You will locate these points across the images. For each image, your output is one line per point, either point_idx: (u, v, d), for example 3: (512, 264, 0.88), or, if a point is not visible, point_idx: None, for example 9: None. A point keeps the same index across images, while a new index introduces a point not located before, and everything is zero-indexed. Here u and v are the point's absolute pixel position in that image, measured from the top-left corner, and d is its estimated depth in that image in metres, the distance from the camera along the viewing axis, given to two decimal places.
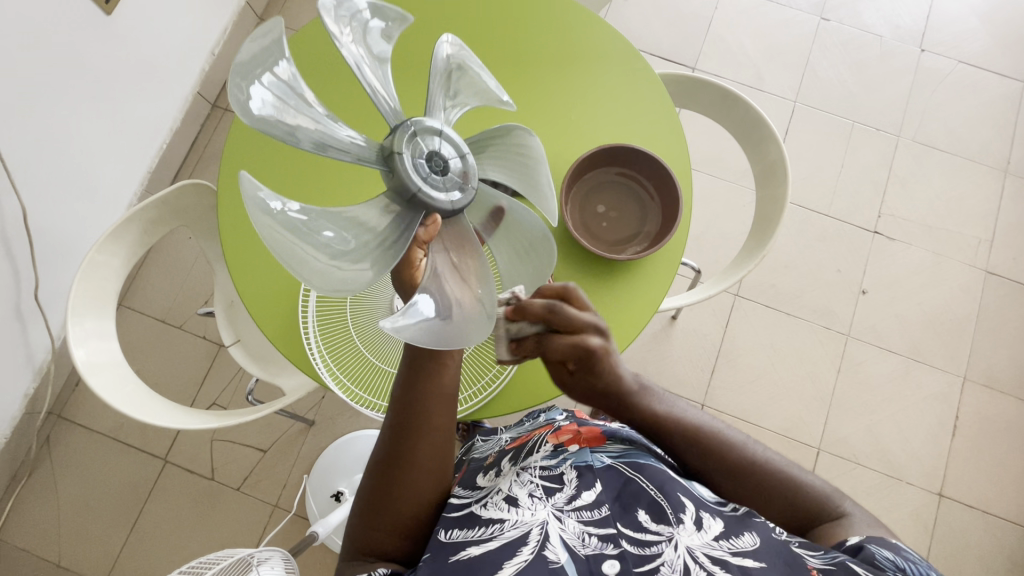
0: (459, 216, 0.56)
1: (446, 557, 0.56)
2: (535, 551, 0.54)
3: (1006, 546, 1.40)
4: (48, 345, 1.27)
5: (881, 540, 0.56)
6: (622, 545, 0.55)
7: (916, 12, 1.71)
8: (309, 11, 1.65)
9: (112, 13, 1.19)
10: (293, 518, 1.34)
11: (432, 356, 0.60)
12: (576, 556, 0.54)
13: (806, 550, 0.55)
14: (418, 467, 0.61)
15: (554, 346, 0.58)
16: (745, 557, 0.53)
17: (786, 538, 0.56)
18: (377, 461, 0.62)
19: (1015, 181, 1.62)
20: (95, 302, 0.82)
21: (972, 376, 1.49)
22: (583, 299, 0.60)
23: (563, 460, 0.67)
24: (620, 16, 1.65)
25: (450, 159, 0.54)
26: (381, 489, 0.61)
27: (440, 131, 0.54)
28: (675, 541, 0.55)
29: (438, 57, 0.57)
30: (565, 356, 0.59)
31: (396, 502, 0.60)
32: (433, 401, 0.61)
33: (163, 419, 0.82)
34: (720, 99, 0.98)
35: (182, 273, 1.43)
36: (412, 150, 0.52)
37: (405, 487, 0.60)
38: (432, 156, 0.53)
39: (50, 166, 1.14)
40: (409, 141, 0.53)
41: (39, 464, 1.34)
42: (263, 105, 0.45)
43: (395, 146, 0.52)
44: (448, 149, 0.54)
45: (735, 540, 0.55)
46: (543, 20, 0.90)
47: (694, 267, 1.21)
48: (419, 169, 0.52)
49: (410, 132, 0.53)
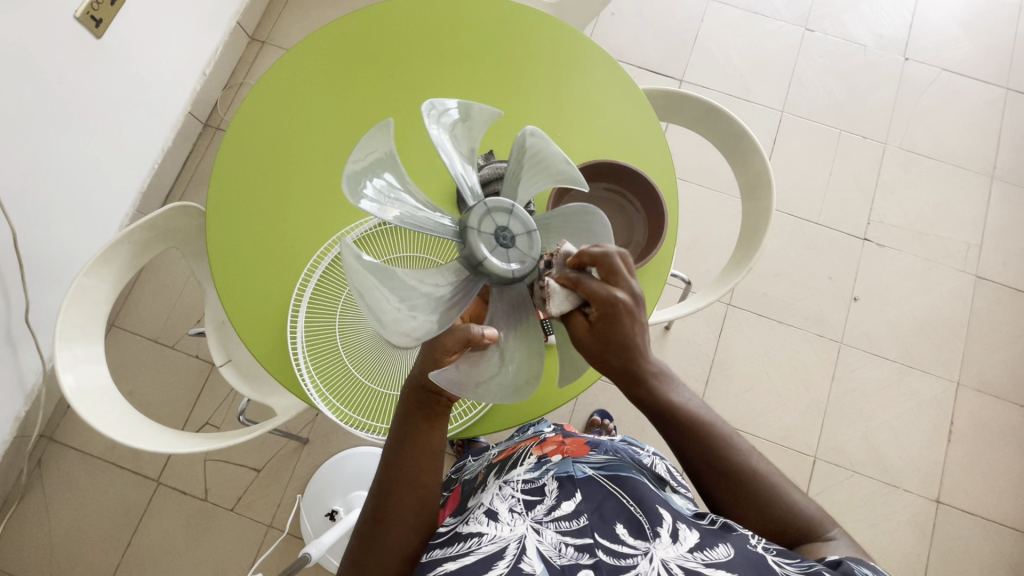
0: (477, 280, 0.57)
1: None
2: (511, 564, 0.53)
3: (1004, 551, 1.39)
4: (38, 368, 1.27)
5: (860, 561, 0.56)
6: (598, 554, 0.54)
7: (899, 22, 1.74)
8: (300, 30, 1.67)
9: (102, 37, 1.20)
10: (287, 538, 1.33)
11: (424, 417, 0.60)
12: (551, 566, 0.53)
13: (782, 561, 0.54)
14: (402, 523, 0.60)
15: (586, 288, 0.55)
16: (718, 568, 0.51)
17: (762, 551, 0.55)
18: (365, 516, 0.61)
19: (1002, 186, 1.63)
20: (83, 327, 0.82)
21: (965, 381, 1.49)
22: (625, 262, 0.57)
23: (544, 472, 0.68)
24: (608, 31, 1.67)
25: (517, 245, 0.56)
26: (367, 544, 0.60)
27: (531, 231, 0.56)
28: (650, 555, 0.54)
29: (586, 211, 0.59)
30: (595, 297, 0.55)
31: (380, 556, 0.59)
32: (419, 459, 0.60)
33: (152, 443, 0.81)
34: (704, 113, 0.99)
35: (174, 294, 1.43)
36: (493, 212, 0.56)
37: (393, 541, 0.60)
38: (501, 232, 0.56)
39: (42, 188, 1.15)
40: (506, 217, 0.56)
41: (30, 487, 1.33)
42: (437, 112, 0.58)
43: (489, 202, 0.57)
44: (523, 243, 0.56)
45: (710, 552, 0.54)
46: (524, 37, 0.91)
47: (685, 278, 1.19)
48: (485, 229, 0.56)
49: (508, 209, 0.57)
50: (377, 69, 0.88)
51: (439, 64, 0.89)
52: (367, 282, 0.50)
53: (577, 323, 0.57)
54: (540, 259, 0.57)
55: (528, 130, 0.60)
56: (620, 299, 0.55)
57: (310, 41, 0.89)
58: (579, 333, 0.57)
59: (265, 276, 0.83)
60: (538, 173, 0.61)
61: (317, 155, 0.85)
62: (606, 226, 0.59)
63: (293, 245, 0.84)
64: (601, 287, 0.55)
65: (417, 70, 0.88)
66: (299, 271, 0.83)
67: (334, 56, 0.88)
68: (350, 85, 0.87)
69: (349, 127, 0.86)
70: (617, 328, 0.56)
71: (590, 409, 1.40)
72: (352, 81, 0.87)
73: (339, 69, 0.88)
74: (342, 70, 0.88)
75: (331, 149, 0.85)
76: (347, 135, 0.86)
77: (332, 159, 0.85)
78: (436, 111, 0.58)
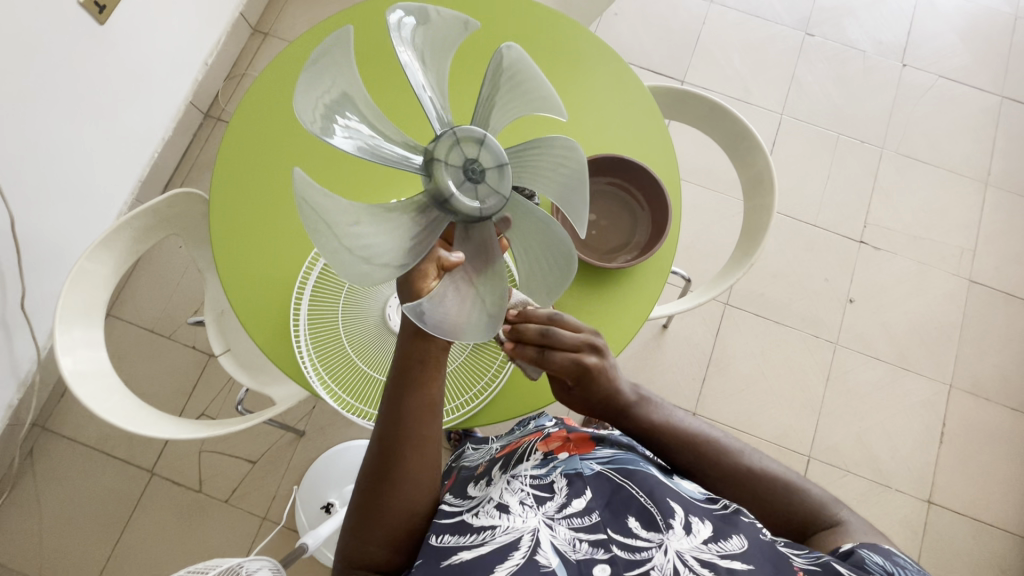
0: (441, 215, 0.56)
1: (436, 563, 0.56)
2: (526, 555, 0.53)
3: (995, 552, 1.41)
4: (33, 356, 1.26)
5: (872, 545, 0.58)
6: (612, 549, 0.54)
7: (898, 29, 1.76)
8: (303, 22, 1.67)
9: (106, 22, 1.20)
10: (282, 531, 1.32)
11: (421, 364, 0.59)
12: (567, 561, 0.53)
13: (791, 552, 0.56)
14: (407, 480, 0.60)
15: (551, 359, 0.63)
16: (733, 559, 0.52)
17: (773, 540, 0.57)
18: (367, 474, 0.61)
19: (996, 192, 1.65)
20: (84, 310, 0.82)
21: (958, 384, 1.51)
22: (574, 323, 0.64)
23: (552, 468, 0.67)
24: (610, 30, 1.68)
25: (488, 171, 0.57)
26: (372, 502, 0.60)
27: (501, 163, 0.58)
28: (665, 547, 0.54)
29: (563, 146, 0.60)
30: (563, 367, 0.63)
31: (386, 515, 0.60)
32: (416, 411, 0.59)
33: (151, 429, 0.80)
34: (709, 111, 1.00)
35: (172, 283, 1.42)
36: (462, 142, 0.57)
37: (399, 500, 0.60)
38: (470, 163, 0.57)
39: (41, 174, 1.14)
40: (477, 148, 0.57)
41: (21, 476, 1.32)
42: (400, 25, 0.54)
43: (459, 131, 0.57)
44: (494, 178, 0.57)
45: (724, 543, 0.54)
46: (531, 30, 0.92)
47: (686, 276, 1.19)
48: (454, 162, 0.56)
49: (479, 139, 0.57)
50: (384, 59, 0.88)
51: None
52: (331, 228, 0.48)
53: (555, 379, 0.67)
54: (508, 195, 0.59)
55: (507, 46, 0.58)
56: (589, 363, 0.64)
57: (317, 30, 0.89)
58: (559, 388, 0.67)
59: (268, 262, 0.83)
60: (512, 99, 0.60)
61: (317, 147, 0.85)
62: (585, 163, 0.60)
63: (292, 230, 0.83)
64: (569, 355, 0.63)
65: None
66: (303, 259, 0.83)
67: None
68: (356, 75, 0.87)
69: None
70: (591, 382, 0.66)
71: None
72: None
73: None
74: None
75: None
76: None
77: (329, 151, 0.85)
78: (399, 27, 0.54)
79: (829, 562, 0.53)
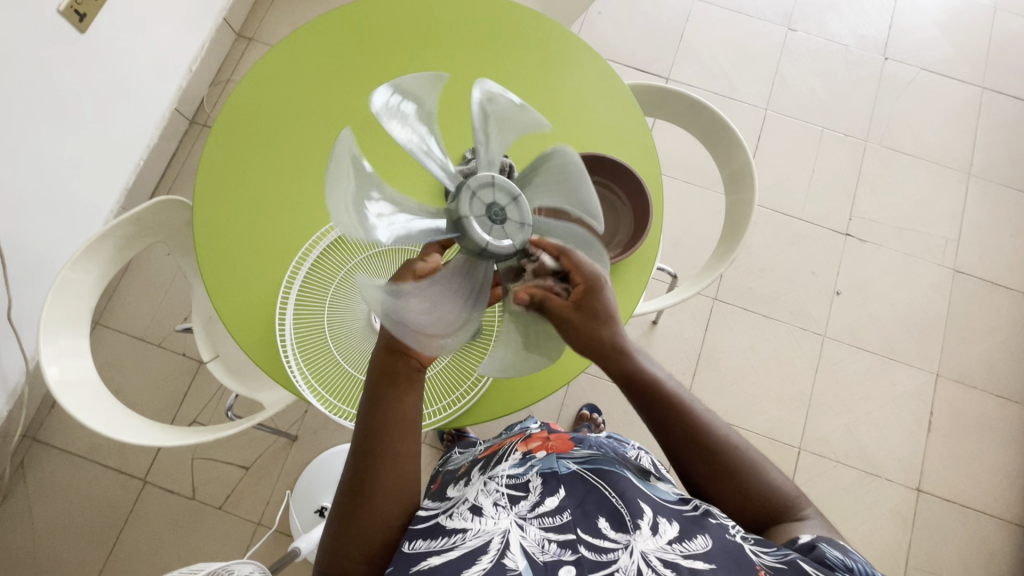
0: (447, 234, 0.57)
1: (406, 569, 0.55)
2: (494, 559, 0.54)
3: (984, 539, 1.43)
4: (21, 366, 1.26)
5: (831, 541, 0.58)
6: (580, 550, 0.55)
7: (879, 23, 1.78)
8: (287, 26, 1.66)
9: (86, 31, 1.19)
10: (276, 535, 1.32)
11: (392, 383, 0.60)
12: (534, 563, 0.54)
13: (759, 550, 0.56)
14: (383, 495, 0.60)
15: (570, 256, 0.59)
16: (695, 559, 0.53)
17: (740, 540, 0.57)
18: (343, 489, 0.61)
19: (979, 182, 1.67)
20: (68, 320, 0.82)
21: (945, 373, 1.52)
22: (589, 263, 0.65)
23: (529, 467, 0.68)
24: (595, 29, 1.69)
25: (509, 220, 0.57)
26: (348, 516, 0.60)
27: (524, 223, 0.57)
28: (630, 547, 0.55)
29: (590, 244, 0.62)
30: (577, 271, 0.59)
31: (363, 527, 0.59)
32: (392, 427, 0.60)
33: (138, 436, 0.80)
34: (689, 108, 1.00)
35: (161, 291, 1.42)
36: (497, 187, 0.57)
37: (376, 511, 0.60)
38: (494, 207, 0.57)
39: (25, 184, 1.14)
40: (507, 200, 0.57)
41: (12, 488, 1.31)
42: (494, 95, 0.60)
43: (500, 180, 0.57)
44: (511, 228, 0.57)
45: (688, 543, 0.55)
46: (510, 32, 0.92)
47: (672, 272, 1.18)
48: (482, 198, 0.57)
49: (513, 194, 0.57)
50: (364, 64, 0.88)
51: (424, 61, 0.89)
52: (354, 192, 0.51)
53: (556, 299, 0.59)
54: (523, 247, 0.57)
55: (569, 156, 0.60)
56: (600, 275, 0.60)
57: (297, 35, 0.89)
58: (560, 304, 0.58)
59: (252, 268, 0.83)
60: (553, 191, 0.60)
61: (303, 152, 0.85)
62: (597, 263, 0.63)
63: (276, 236, 0.84)
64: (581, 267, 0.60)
65: (404, 65, 0.89)
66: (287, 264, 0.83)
67: (322, 50, 0.89)
68: (337, 80, 0.88)
69: (334, 121, 0.86)
70: (598, 301, 0.60)
71: (579, 403, 1.42)
72: (330, 75, 0.88)
73: (326, 64, 0.88)
74: (329, 64, 0.88)
75: (318, 143, 0.86)
76: (332, 133, 0.86)
77: (313, 157, 0.86)
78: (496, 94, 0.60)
79: (796, 559, 0.53)
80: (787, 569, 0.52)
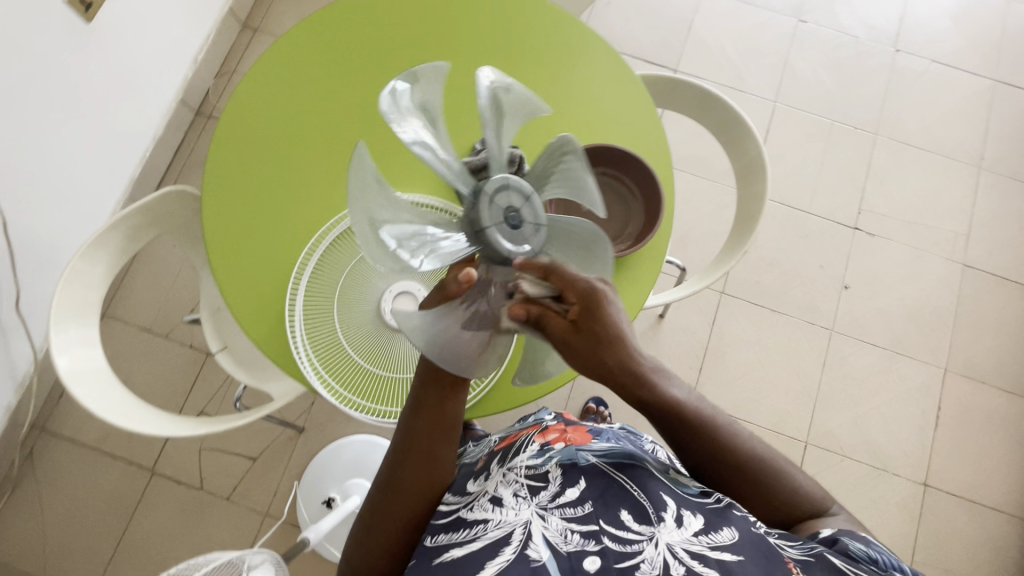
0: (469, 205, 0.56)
1: (429, 561, 0.56)
2: (517, 550, 0.55)
3: (991, 534, 1.42)
4: (30, 357, 1.26)
5: (851, 532, 0.59)
6: (603, 541, 0.56)
7: (890, 14, 1.76)
8: (293, 17, 1.65)
9: (92, 21, 1.18)
10: (284, 526, 1.33)
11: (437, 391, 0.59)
12: (557, 554, 0.55)
13: (783, 543, 0.57)
14: (415, 494, 0.62)
15: (559, 273, 0.55)
16: (723, 550, 0.54)
17: (764, 533, 0.58)
18: (378, 485, 0.63)
19: (989, 176, 1.66)
20: (79, 310, 0.81)
21: (953, 368, 1.52)
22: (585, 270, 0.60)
23: (548, 458, 0.67)
24: (602, 20, 1.67)
25: (517, 235, 0.54)
26: (380, 513, 0.62)
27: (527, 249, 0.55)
28: (655, 540, 0.55)
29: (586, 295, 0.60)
30: (570, 288, 0.55)
31: (393, 523, 0.61)
32: (431, 432, 0.61)
33: (150, 427, 0.81)
34: (700, 99, 0.99)
35: (168, 282, 1.42)
36: (529, 202, 0.55)
37: (405, 510, 0.61)
38: (511, 214, 0.55)
39: (32, 175, 1.14)
40: (528, 221, 0.55)
41: (22, 478, 1.32)
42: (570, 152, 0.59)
43: (535, 199, 0.56)
44: (514, 241, 0.54)
45: (715, 534, 0.56)
46: (519, 22, 0.91)
47: (681, 267, 1.17)
48: (509, 199, 0.55)
49: (538, 220, 0.56)
50: (372, 55, 0.88)
51: (433, 52, 0.89)
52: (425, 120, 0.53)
53: (553, 318, 0.55)
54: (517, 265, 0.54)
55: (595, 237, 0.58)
56: (596, 286, 0.56)
57: (306, 24, 0.88)
58: (558, 326, 0.55)
59: (261, 259, 0.82)
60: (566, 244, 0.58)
61: (311, 141, 0.85)
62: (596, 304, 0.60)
63: (283, 224, 0.83)
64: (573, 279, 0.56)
65: (413, 55, 0.88)
66: (296, 255, 0.83)
67: (330, 39, 0.88)
68: (345, 70, 0.87)
69: (343, 112, 0.86)
70: (598, 317, 0.55)
71: (586, 396, 1.42)
72: (339, 65, 0.87)
73: (335, 53, 0.87)
74: (336, 54, 0.87)
75: (326, 133, 0.85)
76: (341, 125, 0.86)
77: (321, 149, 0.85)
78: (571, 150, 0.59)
79: (824, 553, 0.55)
80: (815, 562, 0.54)
